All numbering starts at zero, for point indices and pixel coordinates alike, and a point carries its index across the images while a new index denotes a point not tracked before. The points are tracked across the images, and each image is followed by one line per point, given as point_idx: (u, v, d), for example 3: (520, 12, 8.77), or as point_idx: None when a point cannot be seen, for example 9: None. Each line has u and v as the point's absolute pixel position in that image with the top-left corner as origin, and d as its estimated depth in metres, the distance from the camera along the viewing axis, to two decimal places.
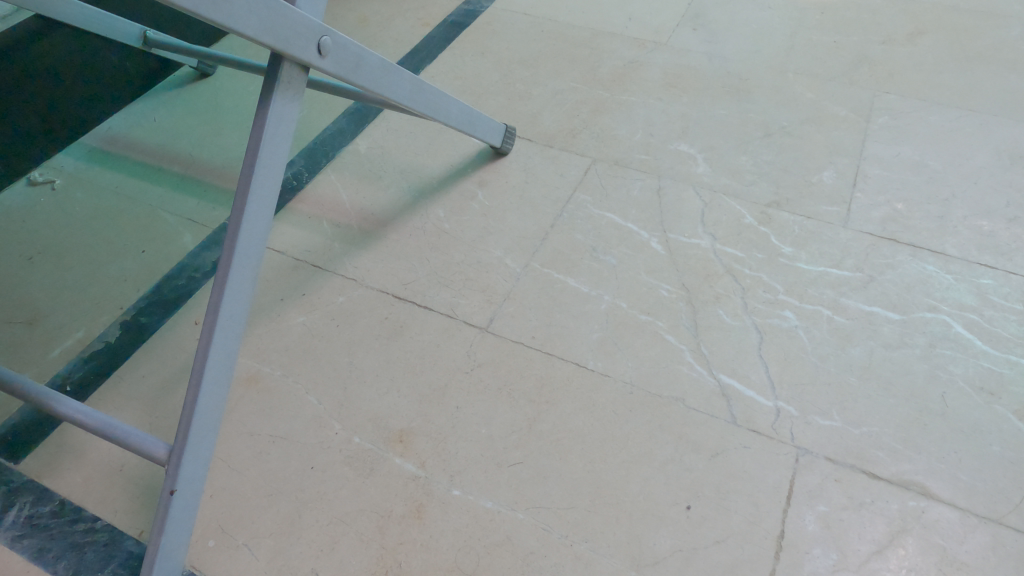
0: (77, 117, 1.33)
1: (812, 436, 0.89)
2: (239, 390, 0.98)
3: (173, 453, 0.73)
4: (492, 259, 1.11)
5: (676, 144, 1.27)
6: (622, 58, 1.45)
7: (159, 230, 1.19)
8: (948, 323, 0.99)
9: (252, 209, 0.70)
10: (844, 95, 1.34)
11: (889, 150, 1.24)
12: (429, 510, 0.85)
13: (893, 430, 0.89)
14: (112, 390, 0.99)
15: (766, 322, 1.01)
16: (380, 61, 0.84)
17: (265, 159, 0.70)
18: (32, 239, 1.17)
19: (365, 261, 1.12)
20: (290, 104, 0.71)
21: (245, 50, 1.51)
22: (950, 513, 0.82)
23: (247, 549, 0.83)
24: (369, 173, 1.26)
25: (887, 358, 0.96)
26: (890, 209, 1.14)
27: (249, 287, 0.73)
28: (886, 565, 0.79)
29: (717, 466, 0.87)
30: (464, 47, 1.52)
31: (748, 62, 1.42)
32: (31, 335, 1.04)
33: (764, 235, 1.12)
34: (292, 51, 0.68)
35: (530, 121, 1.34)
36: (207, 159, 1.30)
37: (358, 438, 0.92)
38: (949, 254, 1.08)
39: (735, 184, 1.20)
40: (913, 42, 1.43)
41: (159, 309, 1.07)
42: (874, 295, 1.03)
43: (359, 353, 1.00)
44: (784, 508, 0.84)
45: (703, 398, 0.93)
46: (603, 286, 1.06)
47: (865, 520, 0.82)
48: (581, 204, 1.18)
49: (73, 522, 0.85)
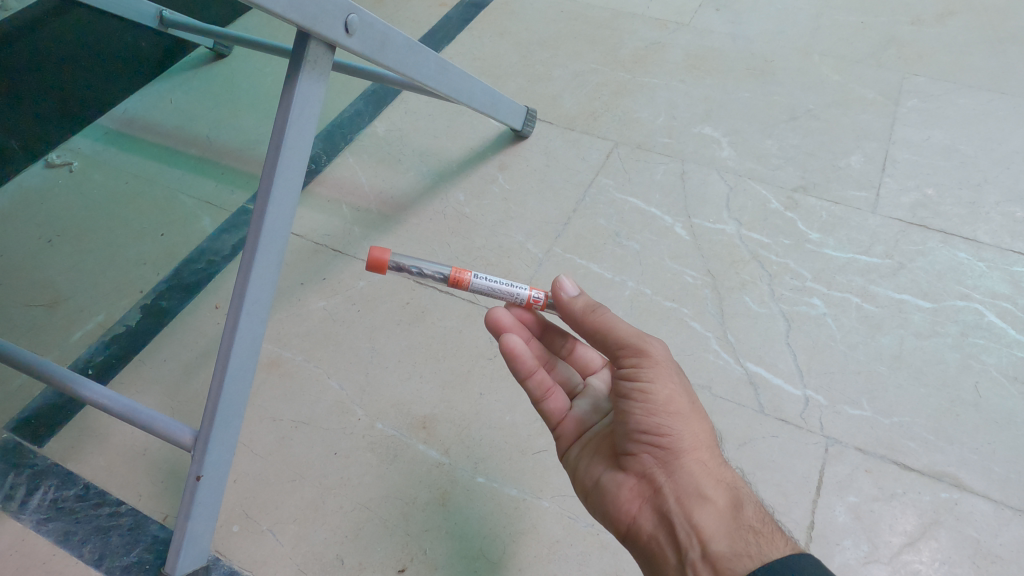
0: (94, 98, 1.32)
1: (841, 425, 0.88)
2: (261, 373, 0.97)
3: (199, 439, 0.72)
4: (514, 243, 1.09)
5: (699, 127, 1.25)
6: (644, 39, 1.42)
7: (178, 213, 1.18)
8: (980, 312, 0.97)
9: (278, 192, 0.68)
10: (872, 78, 1.30)
11: (918, 133, 1.21)
12: (454, 497, 0.85)
13: (925, 421, 0.88)
14: (133, 374, 0.98)
15: (793, 310, 0.99)
16: (405, 40, 0.82)
17: (291, 141, 0.68)
18: (51, 221, 1.16)
19: (385, 245, 1.11)
20: (315, 84, 0.69)
21: (261, 30, 1.49)
22: (984, 505, 0.81)
23: (271, 534, 0.83)
24: (387, 157, 1.24)
25: (917, 347, 0.94)
26: (920, 194, 1.12)
27: (274, 272, 0.71)
28: (918, 558, 0.78)
29: (745, 456, 0.86)
30: (482, 27, 1.49)
31: (773, 44, 1.39)
32: (51, 318, 1.04)
33: (791, 220, 1.10)
34: (320, 29, 0.66)
35: (551, 103, 1.32)
36: (224, 141, 1.28)
37: (381, 424, 0.91)
38: (982, 240, 1.05)
39: (760, 168, 1.18)
40: (942, 22, 1.39)
41: (179, 293, 1.07)
42: (904, 283, 1.01)
43: (381, 338, 0.99)
44: (814, 499, 0.82)
45: (730, 385, 0.92)
46: (627, 271, 1.05)
47: (896, 510, 0.81)
48: (603, 188, 1.16)
49: (97, 505, 0.85)
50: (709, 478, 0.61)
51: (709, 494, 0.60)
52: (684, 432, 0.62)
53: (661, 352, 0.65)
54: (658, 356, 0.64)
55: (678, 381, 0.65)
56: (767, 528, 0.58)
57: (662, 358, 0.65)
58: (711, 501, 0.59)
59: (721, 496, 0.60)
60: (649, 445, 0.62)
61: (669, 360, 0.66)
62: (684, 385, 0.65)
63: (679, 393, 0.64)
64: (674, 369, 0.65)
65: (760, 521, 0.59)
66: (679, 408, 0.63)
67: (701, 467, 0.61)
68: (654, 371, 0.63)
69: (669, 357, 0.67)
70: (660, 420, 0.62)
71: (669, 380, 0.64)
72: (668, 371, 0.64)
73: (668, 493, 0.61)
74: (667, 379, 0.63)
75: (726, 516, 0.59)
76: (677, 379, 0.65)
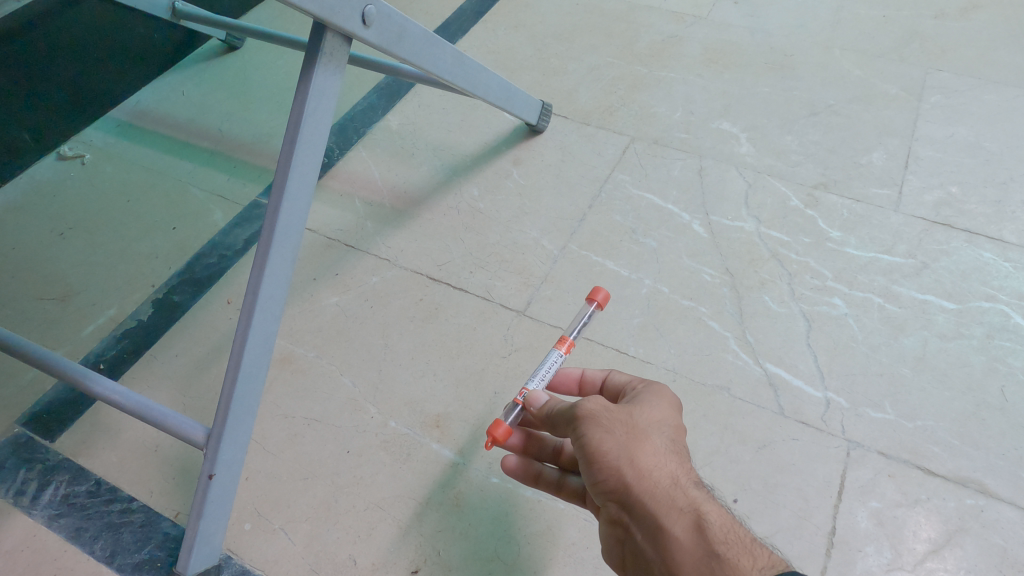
0: (107, 91, 1.31)
1: (863, 429, 0.86)
2: (274, 370, 0.96)
3: (211, 437, 0.71)
4: (529, 240, 1.08)
5: (717, 123, 1.23)
6: (661, 32, 1.40)
7: (190, 206, 1.17)
8: (1007, 313, 0.95)
9: (293, 187, 0.67)
10: (894, 73, 1.28)
11: (942, 130, 1.18)
12: (468, 498, 0.84)
13: (949, 424, 0.86)
14: (145, 369, 0.98)
15: (814, 310, 0.97)
16: (422, 32, 0.80)
17: (307, 135, 0.67)
18: (63, 214, 1.15)
19: (399, 240, 1.09)
20: (332, 77, 0.68)
21: (273, 21, 1.48)
22: (1011, 512, 0.79)
23: (282, 533, 0.82)
24: (401, 151, 1.23)
25: (942, 350, 0.92)
26: (944, 193, 1.09)
27: (288, 269, 0.70)
28: (942, 565, 0.76)
29: (765, 459, 0.84)
30: (497, 20, 1.47)
31: (793, 37, 1.36)
32: (63, 311, 1.03)
33: (811, 218, 1.08)
34: (337, 21, 0.64)
35: (566, 97, 1.30)
36: (237, 134, 1.27)
37: (394, 422, 0.90)
38: (1008, 240, 1.03)
39: (780, 165, 1.15)
40: (966, 16, 1.36)
41: (191, 287, 1.06)
42: (928, 283, 0.99)
43: (394, 335, 0.98)
44: (835, 503, 0.81)
45: (749, 387, 0.90)
46: (643, 269, 1.03)
47: (920, 516, 0.79)
48: (620, 184, 1.14)
49: (109, 502, 0.84)
50: (664, 508, 0.53)
51: (667, 526, 0.53)
52: (625, 470, 0.55)
53: (587, 406, 0.59)
54: (582, 413, 0.58)
55: (611, 419, 0.58)
56: (733, 545, 0.50)
57: (587, 410, 0.58)
58: (671, 533, 0.52)
59: (681, 524, 0.52)
60: (605, 495, 0.57)
61: (602, 407, 0.59)
62: (621, 420, 0.58)
63: (613, 432, 0.57)
64: (607, 410, 0.58)
65: (728, 538, 0.50)
66: (613, 450, 0.56)
67: (653, 499, 0.54)
68: (584, 426, 0.58)
69: (603, 402, 0.59)
70: (600, 471, 0.56)
71: (600, 427, 0.57)
72: (595, 420, 0.57)
73: (637, 536, 0.55)
74: (596, 428, 0.57)
75: (689, 546, 0.51)
76: (613, 419, 0.58)
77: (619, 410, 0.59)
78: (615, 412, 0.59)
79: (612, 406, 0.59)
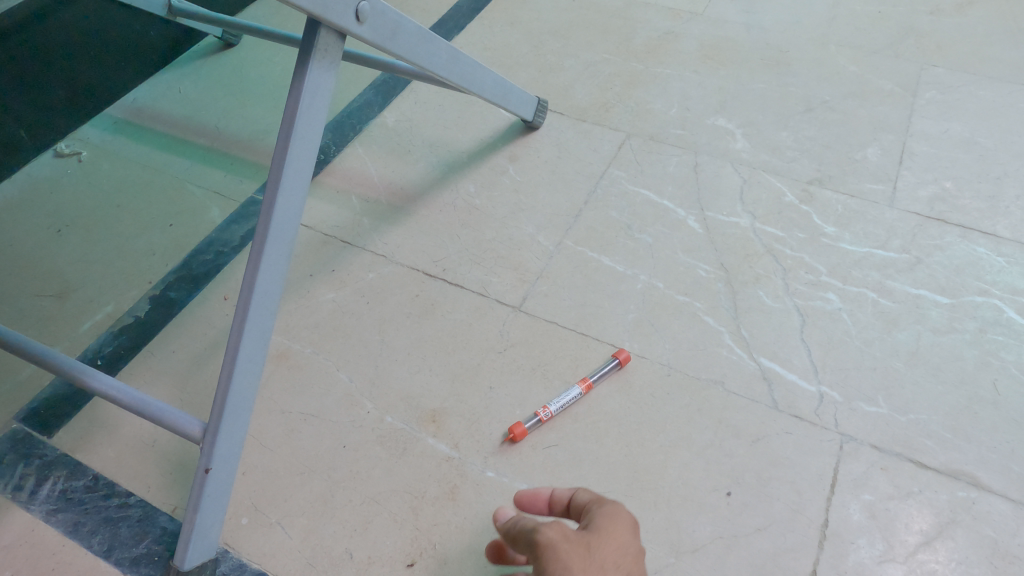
0: (103, 88, 1.31)
1: (856, 422, 0.87)
2: (270, 365, 0.97)
3: (208, 432, 0.72)
4: (525, 236, 1.08)
5: (713, 119, 1.23)
6: (657, 28, 1.40)
7: (187, 203, 1.17)
8: (1000, 307, 0.96)
9: (288, 183, 0.68)
10: (890, 69, 1.28)
11: (937, 126, 1.19)
12: (464, 492, 0.84)
13: (942, 418, 0.86)
14: (142, 365, 0.98)
15: (808, 305, 0.98)
16: (417, 28, 0.80)
17: (302, 131, 0.67)
18: (60, 211, 1.15)
19: (395, 236, 1.10)
20: (327, 74, 0.68)
21: (270, 19, 1.48)
22: (1003, 505, 0.79)
23: (279, 527, 0.83)
24: (397, 147, 1.23)
25: (935, 344, 0.93)
26: (938, 188, 1.10)
27: (284, 264, 0.71)
28: (934, 557, 0.77)
29: (759, 452, 0.85)
30: (493, 17, 1.47)
31: (789, 34, 1.37)
32: (60, 308, 1.03)
33: (806, 214, 1.08)
34: (331, 17, 0.65)
35: (562, 94, 1.30)
36: (233, 131, 1.28)
37: (391, 417, 0.90)
38: (1001, 235, 1.03)
39: (775, 161, 1.16)
40: (962, 12, 1.37)
41: (188, 283, 1.06)
42: (921, 278, 0.99)
43: (391, 330, 0.99)
44: (828, 496, 0.81)
45: (744, 381, 0.91)
46: (639, 264, 1.04)
47: (912, 509, 0.80)
48: (615, 180, 1.15)
49: (107, 496, 0.85)
50: None
51: None
52: None
53: (547, 533, 0.53)
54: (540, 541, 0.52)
55: (570, 553, 0.51)
56: None
57: (546, 537, 0.52)
58: None
59: None
60: None
61: (561, 537, 0.53)
62: (581, 554, 0.51)
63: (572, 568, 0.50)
64: (566, 541, 0.52)
65: None
66: None
67: None
68: (542, 557, 0.51)
69: (563, 530, 0.53)
70: None
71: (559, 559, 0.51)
72: (555, 552, 0.51)
73: None
74: (555, 562, 0.50)
75: None
76: (571, 553, 0.51)
77: (578, 542, 0.53)
78: (574, 544, 0.52)
79: (571, 537, 0.53)
